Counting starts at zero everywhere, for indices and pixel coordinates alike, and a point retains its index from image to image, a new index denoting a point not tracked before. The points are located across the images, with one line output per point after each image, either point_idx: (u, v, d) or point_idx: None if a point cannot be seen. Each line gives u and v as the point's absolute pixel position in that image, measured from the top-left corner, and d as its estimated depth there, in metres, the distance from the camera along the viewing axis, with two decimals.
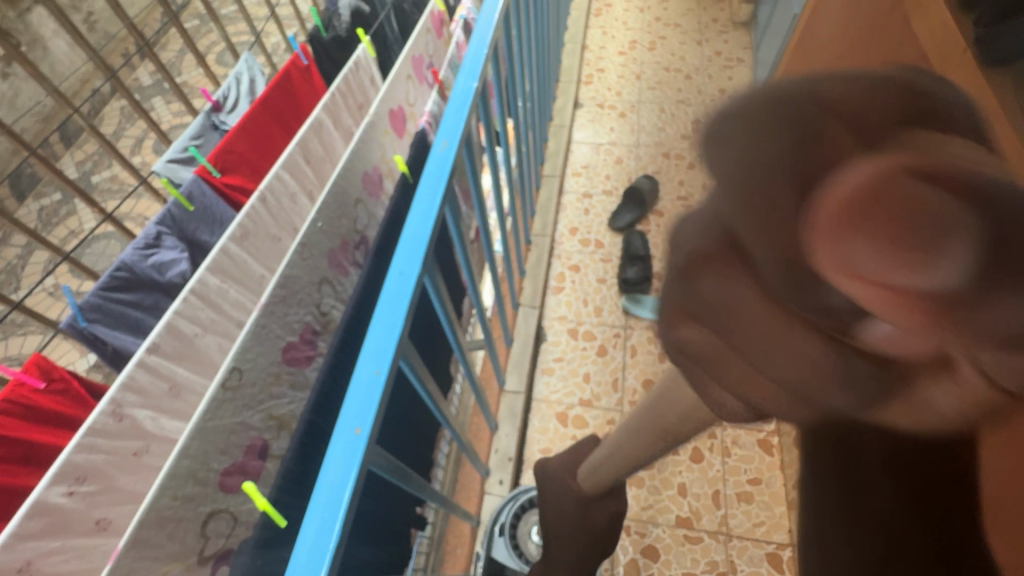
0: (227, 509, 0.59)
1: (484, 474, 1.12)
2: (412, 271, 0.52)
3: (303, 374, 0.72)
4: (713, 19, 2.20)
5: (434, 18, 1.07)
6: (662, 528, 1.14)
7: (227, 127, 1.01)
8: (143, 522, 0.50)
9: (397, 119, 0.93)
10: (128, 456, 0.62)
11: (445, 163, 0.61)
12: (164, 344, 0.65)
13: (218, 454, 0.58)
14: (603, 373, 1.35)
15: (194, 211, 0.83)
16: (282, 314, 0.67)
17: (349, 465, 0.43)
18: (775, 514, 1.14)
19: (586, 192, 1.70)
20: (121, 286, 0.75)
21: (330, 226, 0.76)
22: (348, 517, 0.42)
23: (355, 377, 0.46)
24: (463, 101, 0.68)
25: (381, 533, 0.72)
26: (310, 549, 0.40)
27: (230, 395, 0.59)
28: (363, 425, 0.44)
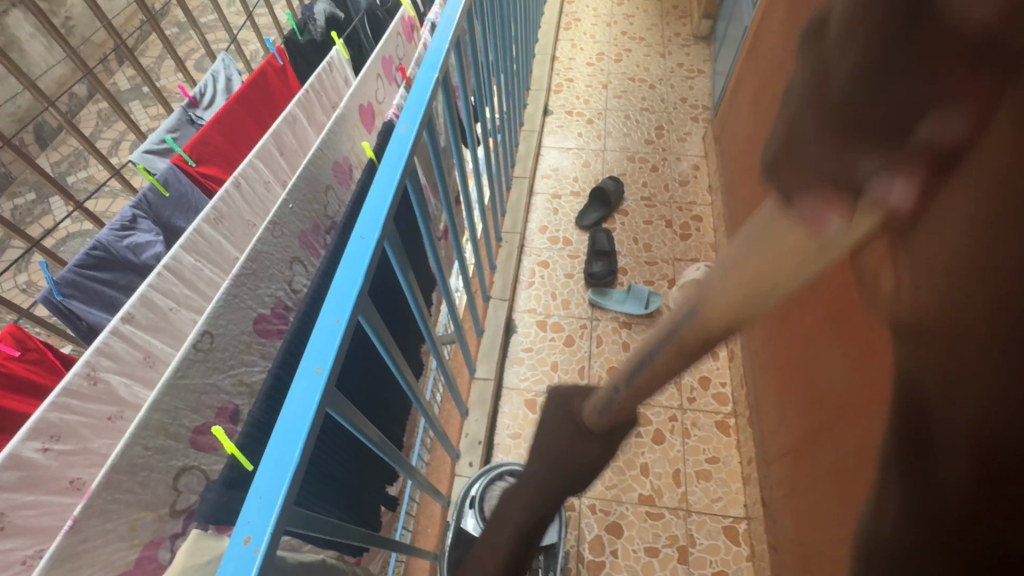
0: (198, 466, 0.63)
1: (455, 457, 1.15)
2: (371, 235, 0.57)
3: (273, 346, 0.76)
4: (675, 33, 2.33)
5: (405, 24, 1.13)
6: (626, 506, 1.19)
7: (203, 122, 1.06)
8: (116, 467, 0.53)
9: (366, 114, 0.99)
10: (103, 420, 0.65)
11: (405, 143, 0.67)
12: (138, 315, 0.68)
13: (189, 412, 0.61)
14: (570, 362, 1.41)
15: (170, 197, 0.87)
16: (253, 287, 0.71)
17: (311, 397, 0.47)
18: (731, 490, 1.20)
19: (555, 193, 1.78)
20: (96, 265, 0.78)
21: (301, 208, 0.80)
22: (310, 441, 0.46)
23: (318, 326, 0.51)
24: (423, 90, 0.74)
25: (352, 497, 0.74)
26: (275, 463, 0.44)
27: (201, 357, 0.62)
28: (324, 364, 0.49)
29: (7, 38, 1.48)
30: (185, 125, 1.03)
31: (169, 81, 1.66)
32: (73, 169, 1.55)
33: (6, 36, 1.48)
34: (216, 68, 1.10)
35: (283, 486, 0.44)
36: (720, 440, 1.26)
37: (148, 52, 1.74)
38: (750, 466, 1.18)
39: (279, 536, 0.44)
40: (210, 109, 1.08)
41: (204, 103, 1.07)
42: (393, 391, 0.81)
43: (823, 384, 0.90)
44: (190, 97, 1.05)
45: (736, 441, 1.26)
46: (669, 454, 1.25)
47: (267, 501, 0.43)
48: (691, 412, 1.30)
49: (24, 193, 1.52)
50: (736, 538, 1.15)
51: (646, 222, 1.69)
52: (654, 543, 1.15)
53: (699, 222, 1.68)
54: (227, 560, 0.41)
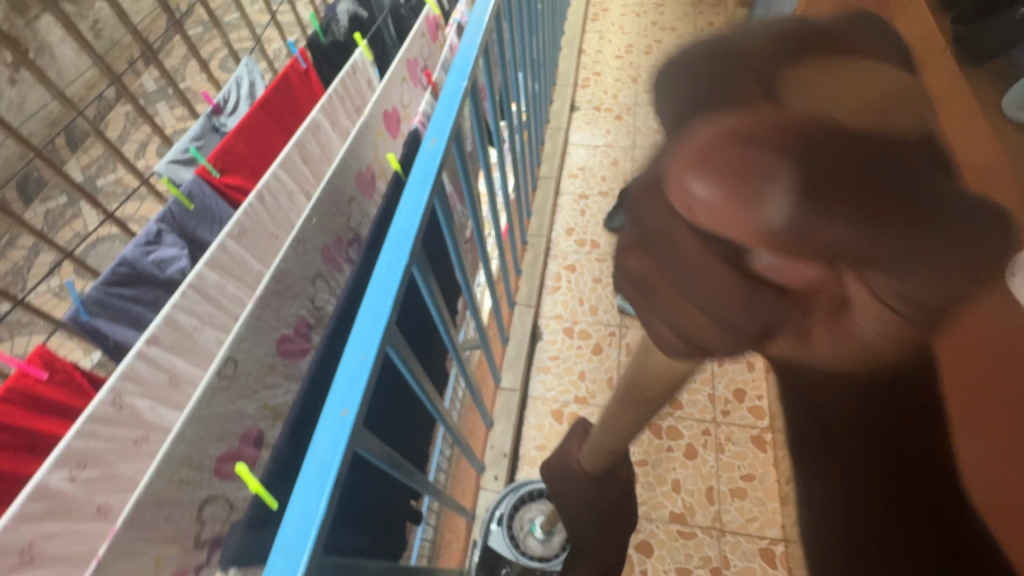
0: (223, 495, 0.61)
1: (480, 470, 1.13)
2: (399, 262, 0.54)
3: (297, 366, 0.73)
4: (708, 23, 2.23)
5: (430, 23, 1.09)
6: (656, 524, 1.15)
7: (227, 129, 1.04)
8: (141, 503, 0.52)
9: (391, 120, 0.96)
10: (129, 444, 0.64)
11: (433, 159, 0.63)
12: (162, 336, 0.67)
13: (213, 441, 0.59)
14: (598, 371, 1.36)
15: (194, 210, 0.86)
16: (276, 307, 0.69)
17: (336, 444, 0.44)
18: (768, 510, 1.15)
19: (582, 194, 1.72)
20: (122, 282, 0.77)
21: (324, 223, 0.77)
22: (336, 491, 0.43)
23: (343, 363, 0.48)
24: (452, 99, 0.70)
25: (377, 525, 0.72)
26: (299, 517, 0.42)
27: (225, 384, 0.60)
28: (350, 407, 0.46)
29: (38, 43, 1.50)
30: (209, 133, 1.02)
31: (194, 82, 1.66)
32: (102, 172, 1.56)
33: (37, 41, 1.50)
34: (239, 74, 1.08)
35: (308, 543, 0.41)
36: (755, 456, 1.21)
37: (174, 52, 1.75)
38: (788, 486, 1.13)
39: None
40: (234, 116, 1.06)
41: (227, 110, 1.05)
42: (418, 412, 0.78)
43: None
44: (213, 104, 1.03)
45: (773, 457, 1.20)
46: (701, 469, 1.20)
47: (291, 559, 0.41)
48: (725, 426, 1.25)
49: (56, 197, 1.54)
50: (772, 561, 1.10)
51: None
52: (686, 564, 1.11)
53: None
54: None
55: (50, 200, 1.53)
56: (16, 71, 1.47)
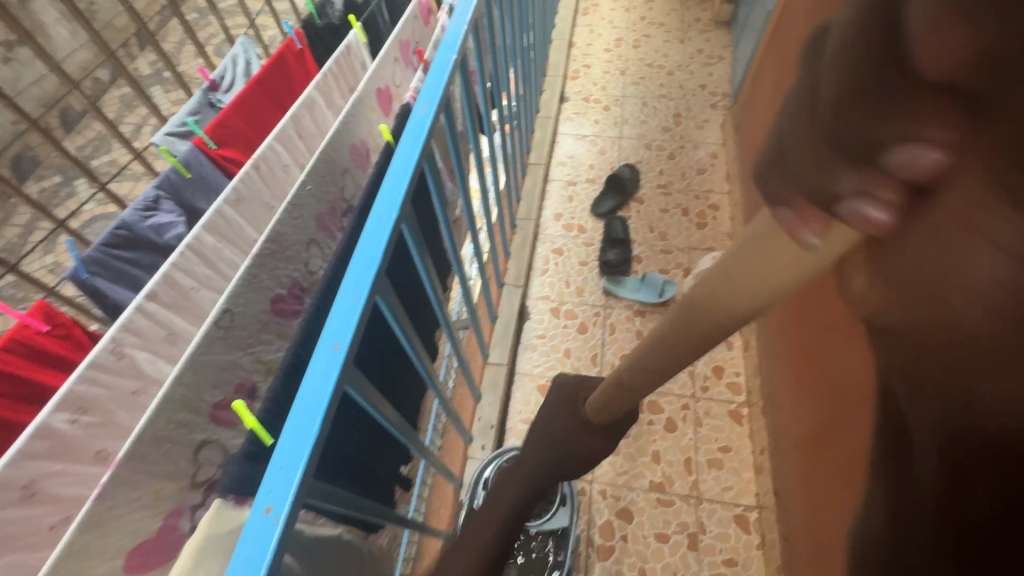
0: (218, 440, 0.65)
1: (467, 440, 1.17)
2: (388, 216, 0.58)
3: (289, 326, 0.77)
4: (695, 18, 2.28)
5: (422, 7, 1.13)
6: (636, 492, 1.20)
7: (223, 105, 1.07)
8: (142, 438, 0.55)
9: (384, 98, 0.99)
10: (126, 394, 0.67)
11: (422, 125, 0.67)
12: (161, 292, 0.70)
13: (210, 387, 0.63)
14: (583, 349, 1.41)
15: (191, 179, 0.89)
16: (271, 267, 0.72)
17: (329, 374, 0.48)
18: (743, 479, 1.20)
19: (570, 180, 1.77)
20: (121, 244, 0.80)
21: (318, 190, 0.81)
22: (328, 416, 0.47)
23: (336, 305, 0.52)
24: (441, 71, 0.74)
25: (365, 476, 0.75)
26: (295, 436, 0.45)
27: (222, 334, 0.64)
28: (342, 342, 0.50)
29: (33, 23, 1.52)
30: (206, 108, 1.05)
31: (190, 66, 1.69)
32: (97, 153, 1.59)
33: (32, 21, 1.52)
34: (235, 52, 1.11)
35: (303, 459, 0.45)
36: (732, 429, 1.26)
37: (169, 36, 1.78)
38: (762, 456, 1.18)
39: (299, 507, 0.45)
40: (230, 93, 1.09)
41: (223, 86, 1.08)
42: (408, 372, 0.82)
43: (840, 374, 0.89)
44: (210, 80, 1.06)
45: (749, 430, 1.25)
46: (681, 442, 1.25)
47: (287, 473, 0.44)
48: (704, 401, 1.30)
49: (51, 176, 1.56)
50: (746, 526, 1.15)
51: (661, 211, 1.67)
52: (664, 529, 1.15)
53: (716, 211, 1.66)
54: (248, 530, 0.42)
55: (44, 179, 1.55)
56: (12, 50, 1.49)
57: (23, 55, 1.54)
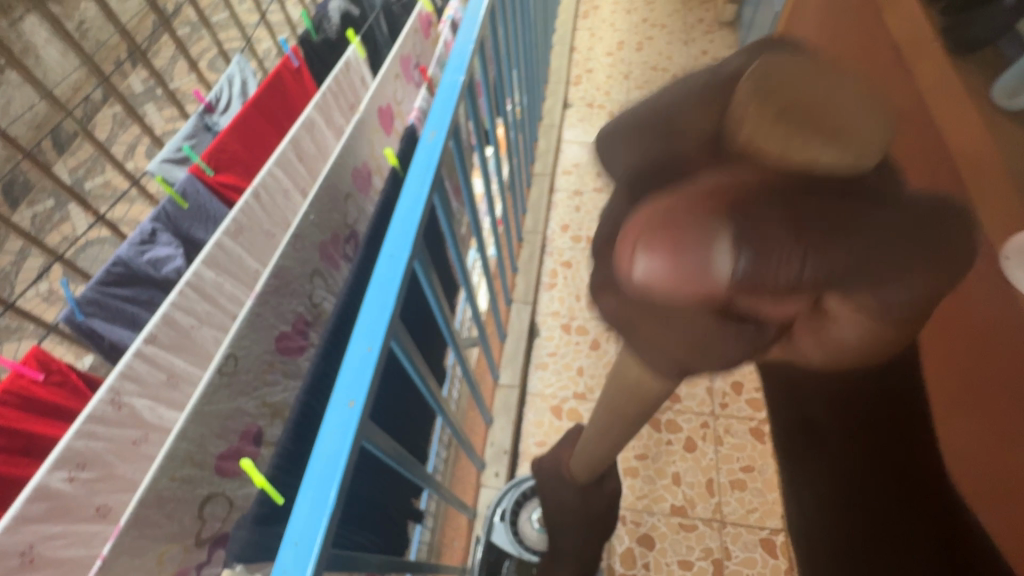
0: (223, 493, 0.60)
1: (480, 467, 1.12)
2: (401, 254, 0.53)
3: (295, 364, 0.72)
4: (698, 19, 2.24)
5: (422, 19, 1.09)
6: (657, 517, 1.15)
7: (220, 128, 1.03)
8: (144, 501, 0.51)
9: (386, 116, 0.95)
10: (128, 445, 0.63)
11: (433, 151, 0.63)
12: (160, 335, 0.66)
13: (214, 439, 0.59)
14: (596, 366, 1.36)
15: (188, 209, 0.84)
16: (275, 304, 0.68)
17: (345, 435, 0.44)
18: (767, 501, 1.15)
19: (576, 190, 1.73)
20: (117, 281, 0.76)
21: (321, 219, 0.77)
22: (345, 482, 0.43)
23: (348, 355, 0.47)
24: (450, 93, 0.70)
25: (379, 521, 0.71)
26: (310, 507, 0.41)
27: (225, 381, 0.60)
28: (356, 399, 0.45)
29: (22, 45, 1.50)
30: (202, 132, 1.00)
31: (183, 83, 1.65)
32: (90, 175, 1.56)
33: (21, 43, 1.50)
34: (231, 72, 1.07)
35: (319, 536, 0.40)
36: (754, 448, 1.22)
37: (162, 53, 1.74)
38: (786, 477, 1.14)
39: None
40: (226, 114, 1.04)
41: (220, 108, 1.04)
42: (419, 406, 0.78)
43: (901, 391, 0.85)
44: (205, 102, 1.02)
45: (772, 448, 1.21)
46: (701, 462, 1.21)
47: (302, 550, 0.40)
48: (724, 418, 1.26)
49: (43, 200, 1.53)
50: (773, 551, 1.11)
51: None
52: (687, 556, 1.11)
53: None
54: None
55: (37, 203, 1.52)
56: None
57: (13, 77, 1.53)
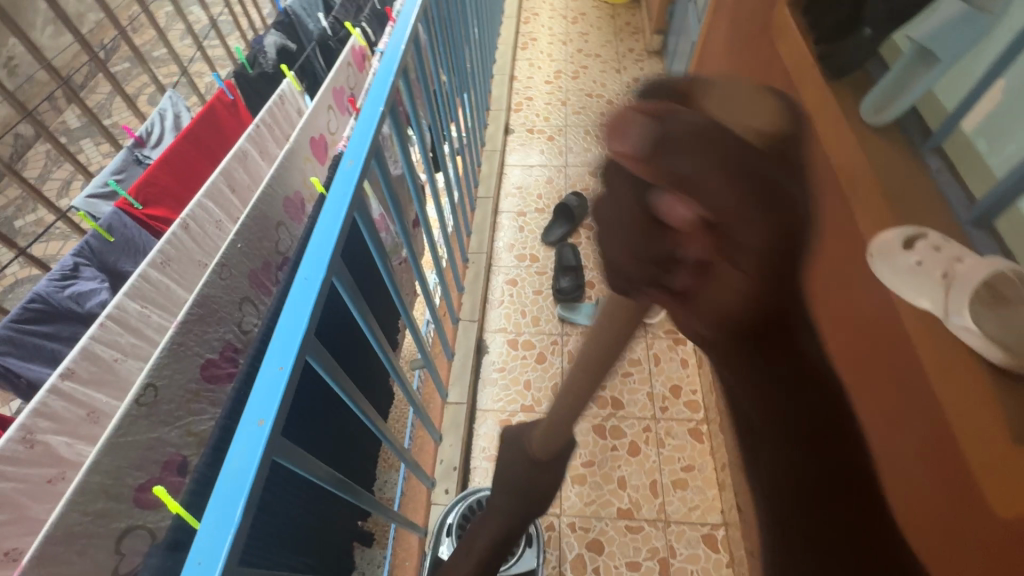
0: (144, 525, 0.60)
1: (430, 485, 1.13)
2: (316, 276, 0.56)
3: (223, 391, 0.73)
4: (629, 49, 2.39)
5: (355, 53, 1.14)
6: (605, 521, 1.19)
7: (151, 161, 1.04)
8: (52, 536, 0.50)
9: (318, 146, 0.99)
10: (42, 484, 0.61)
11: (351, 177, 0.66)
12: (79, 369, 0.65)
13: (132, 469, 0.58)
14: (543, 379, 1.40)
15: (115, 242, 0.85)
16: (201, 332, 0.69)
17: (254, 452, 0.44)
18: (708, 497, 1.21)
19: (521, 211, 1.80)
20: (36, 318, 0.75)
21: (249, 247, 0.79)
22: (253, 498, 0.43)
23: (260, 375, 0.48)
24: (370, 122, 0.74)
25: (315, 542, 0.71)
26: (216, 523, 0.41)
27: (144, 411, 0.60)
28: (266, 416, 0.46)
29: None
30: (132, 165, 1.01)
31: (120, 118, 1.65)
32: (20, 213, 1.52)
33: None
34: (163, 106, 1.08)
35: (224, 552, 0.40)
36: (694, 448, 1.28)
37: (98, 89, 1.74)
38: (723, 472, 1.20)
39: None
40: (158, 148, 1.06)
41: (151, 142, 1.05)
42: (355, 425, 0.80)
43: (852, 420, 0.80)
44: (135, 136, 1.03)
45: (710, 447, 1.27)
46: (645, 465, 1.25)
47: (206, 567, 0.40)
48: (664, 421, 1.32)
49: None
50: (715, 545, 1.15)
51: None
52: (635, 557, 1.15)
53: None
54: None
55: None
56: None
57: None
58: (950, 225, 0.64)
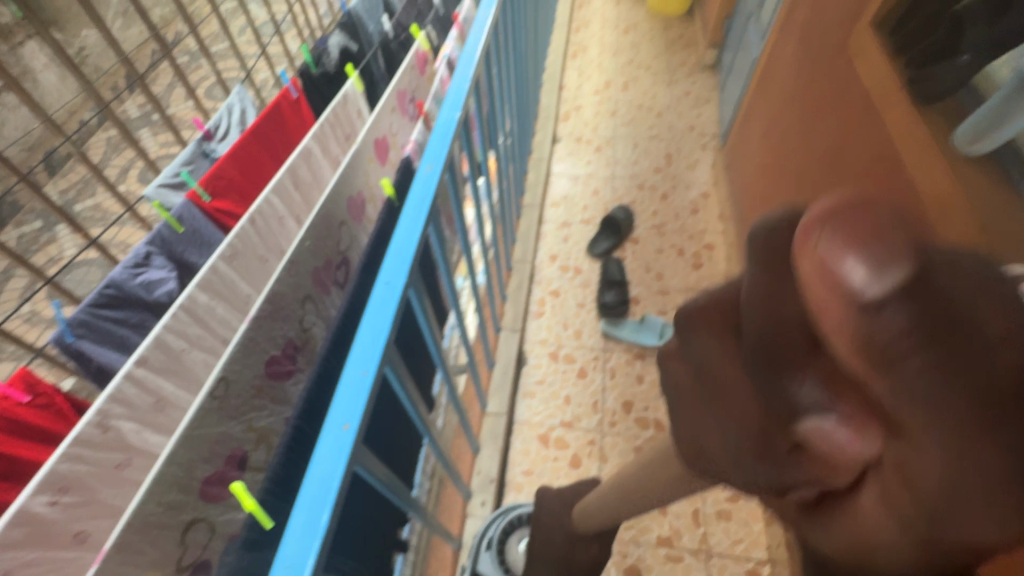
0: (205, 518, 0.60)
1: (466, 495, 1.12)
2: (398, 282, 0.55)
3: (282, 388, 0.73)
4: (681, 62, 2.36)
5: (419, 57, 1.14)
6: (644, 548, 1.15)
7: (217, 155, 1.05)
8: (130, 525, 0.50)
9: (381, 147, 0.98)
10: (110, 468, 0.61)
11: (429, 183, 0.65)
12: (152, 358, 0.65)
13: (202, 462, 0.58)
14: (583, 395, 1.37)
15: (183, 233, 0.85)
16: (268, 329, 0.69)
17: (339, 458, 0.44)
18: (753, 531, 1.16)
19: (565, 222, 1.77)
20: (109, 303, 0.76)
21: (316, 246, 0.78)
22: (337, 508, 0.42)
23: (343, 380, 0.48)
24: (447, 129, 0.73)
25: (365, 548, 0.70)
26: (301, 532, 0.41)
27: (216, 404, 0.60)
28: (351, 422, 0.45)
29: (22, 68, 1.53)
30: (200, 158, 1.03)
31: (180, 109, 1.70)
32: (81, 197, 1.57)
33: (21, 66, 1.53)
34: (231, 101, 1.09)
35: (310, 564, 0.39)
36: None
37: (159, 80, 1.79)
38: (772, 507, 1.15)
39: None
40: (225, 141, 1.07)
41: (218, 135, 1.06)
42: (406, 429, 0.79)
43: None
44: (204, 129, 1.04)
45: None
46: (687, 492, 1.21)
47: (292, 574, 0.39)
48: None
49: (31, 222, 1.53)
50: None
51: (657, 251, 1.68)
52: None
53: (711, 251, 1.68)
54: None
55: (24, 225, 1.53)
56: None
57: (11, 100, 1.56)
58: None
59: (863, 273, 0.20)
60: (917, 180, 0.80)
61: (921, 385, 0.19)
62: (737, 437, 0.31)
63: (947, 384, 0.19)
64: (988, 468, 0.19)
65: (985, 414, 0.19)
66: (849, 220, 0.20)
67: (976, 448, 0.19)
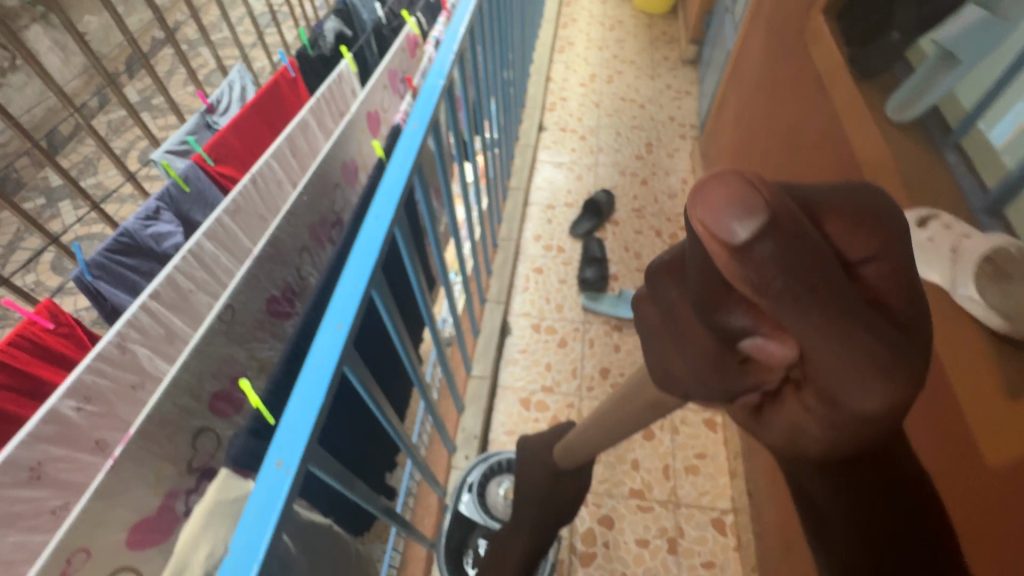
0: (213, 429, 0.67)
1: (451, 449, 1.20)
2: (386, 216, 0.63)
3: (281, 327, 0.80)
4: (664, 57, 2.46)
5: (410, 41, 1.22)
6: (617, 499, 1.23)
7: (219, 127, 1.13)
8: (150, 419, 0.58)
9: (372, 120, 1.06)
10: (127, 387, 0.69)
11: (415, 138, 0.73)
12: (164, 293, 0.73)
13: (211, 377, 0.65)
14: (563, 363, 1.45)
15: (189, 192, 0.92)
16: (269, 270, 0.76)
17: (334, 349, 0.51)
18: (718, 484, 1.24)
19: (549, 205, 1.86)
20: (123, 250, 0.83)
21: (313, 201, 0.86)
22: (332, 388, 0.50)
23: (338, 290, 0.55)
24: (431, 93, 0.81)
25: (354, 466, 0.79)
26: (303, 403, 0.48)
27: (224, 328, 0.67)
28: (345, 322, 0.53)
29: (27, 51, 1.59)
30: (202, 129, 1.10)
31: (180, 94, 1.77)
32: (83, 175, 1.63)
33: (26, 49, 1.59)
34: (231, 79, 1.17)
35: (310, 427, 0.47)
36: (707, 437, 1.31)
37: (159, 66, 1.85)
38: (736, 461, 1.23)
39: (305, 470, 0.47)
40: (226, 115, 1.14)
41: (220, 110, 1.14)
42: (392, 368, 0.87)
43: None
44: (207, 103, 1.11)
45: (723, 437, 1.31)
46: (658, 449, 1.29)
47: (296, 434, 0.46)
48: (680, 410, 1.35)
49: (34, 198, 1.59)
50: (722, 529, 1.19)
51: (636, 232, 1.77)
52: (644, 535, 1.18)
53: (687, 232, 1.77)
54: (261, 482, 0.44)
55: (27, 201, 1.58)
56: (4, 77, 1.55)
57: (16, 81, 1.62)
58: (964, 212, 0.71)
59: (752, 235, 0.25)
60: (855, 148, 0.89)
61: (792, 301, 0.26)
62: (699, 365, 0.35)
63: (813, 299, 0.26)
64: (864, 343, 0.26)
65: (838, 311, 0.26)
66: (725, 183, 0.25)
67: (840, 330, 0.26)
